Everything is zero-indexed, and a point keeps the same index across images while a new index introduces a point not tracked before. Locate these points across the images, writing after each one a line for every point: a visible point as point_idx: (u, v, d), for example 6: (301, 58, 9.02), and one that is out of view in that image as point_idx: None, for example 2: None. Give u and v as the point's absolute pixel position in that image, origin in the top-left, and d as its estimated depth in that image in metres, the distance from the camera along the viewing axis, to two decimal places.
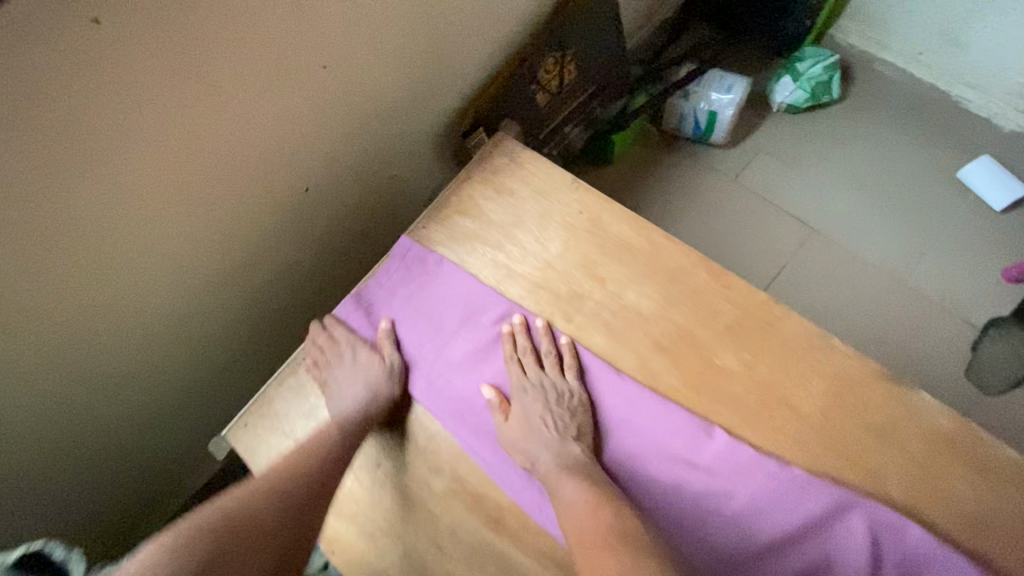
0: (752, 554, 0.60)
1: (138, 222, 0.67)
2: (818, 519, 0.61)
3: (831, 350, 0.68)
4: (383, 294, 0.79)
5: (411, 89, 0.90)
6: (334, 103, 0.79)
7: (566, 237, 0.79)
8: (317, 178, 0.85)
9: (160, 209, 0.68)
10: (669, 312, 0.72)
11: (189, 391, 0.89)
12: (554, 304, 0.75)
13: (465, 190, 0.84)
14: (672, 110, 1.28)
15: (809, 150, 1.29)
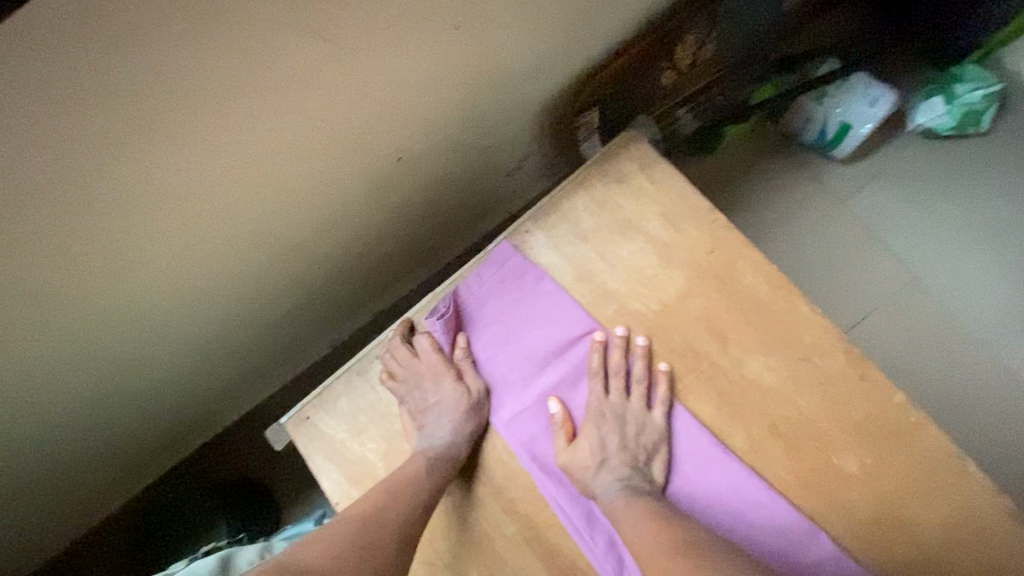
0: None
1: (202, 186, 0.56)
2: None
3: (962, 476, 0.61)
4: (475, 302, 0.71)
5: (536, 53, 0.73)
6: (450, 64, 0.64)
7: (688, 279, 0.68)
8: (410, 143, 0.73)
9: (232, 172, 0.57)
10: (791, 392, 0.64)
11: (229, 336, 0.83)
12: (663, 358, 0.67)
13: (579, 197, 0.72)
14: (796, 113, 1.11)
15: (933, 187, 1.15)
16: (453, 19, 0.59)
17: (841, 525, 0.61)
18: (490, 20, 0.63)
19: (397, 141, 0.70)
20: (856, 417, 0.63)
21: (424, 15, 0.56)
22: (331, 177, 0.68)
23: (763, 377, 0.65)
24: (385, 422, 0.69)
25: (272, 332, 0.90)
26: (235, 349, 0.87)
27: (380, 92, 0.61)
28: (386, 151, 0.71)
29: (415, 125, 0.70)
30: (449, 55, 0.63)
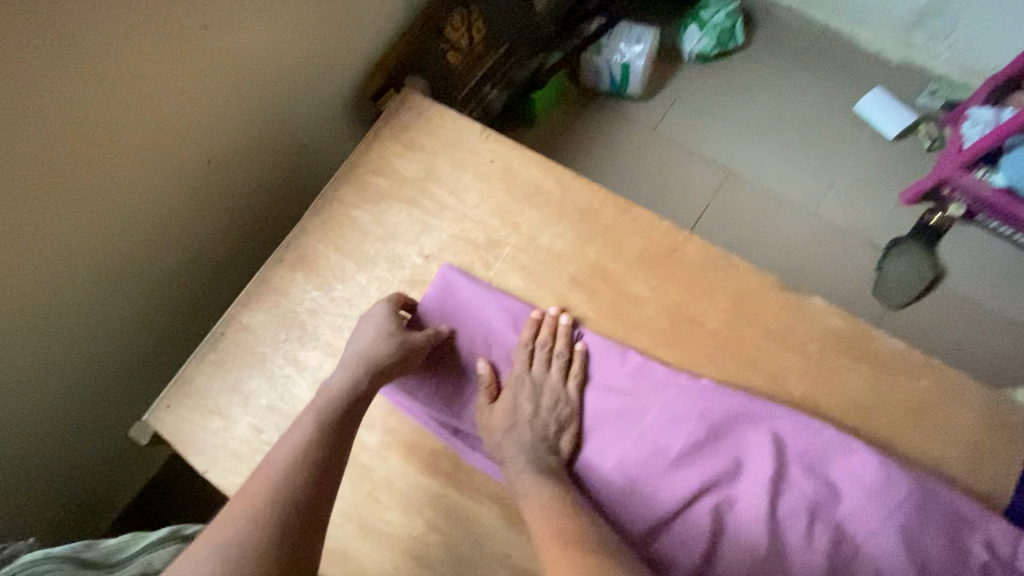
0: (668, 461, 0.63)
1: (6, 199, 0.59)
2: (725, 422, 0.64)
3: (731, 269, 0.72)
4: (299, 263, 0.78)
5: (309, 44, 0.84)
6: (225, 62, 0.73)
7: (477, 187, 0.79)
8: (217, 147, 0.79)
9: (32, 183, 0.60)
10: (580, 248, 0.75)
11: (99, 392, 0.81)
12: (471, 254, 0.76)
13: (374, 148, 0.82)
14: (587, 68, 1.29)
15: (722, 95, 1.32)
16: (209, 18, 0.68)
17: (646, 339, 0.71)
18: (246, 17, 0.73)
19: (203, 146, 0.76)
20: (635, 252, 0.75)
21: (186, 22, 0.66)
22: (144, 190, 0.72)
23: (556, 244, 0.76)
24: (241, 390, 0.74)
25: (148, 387, 0.87)
26: (106, 414, 0.83)
27: (161, 96, 0.68)
28: (194, 156, 0.76)
29: (215, 127, 0.77)
30: (222, 53, 0.72)
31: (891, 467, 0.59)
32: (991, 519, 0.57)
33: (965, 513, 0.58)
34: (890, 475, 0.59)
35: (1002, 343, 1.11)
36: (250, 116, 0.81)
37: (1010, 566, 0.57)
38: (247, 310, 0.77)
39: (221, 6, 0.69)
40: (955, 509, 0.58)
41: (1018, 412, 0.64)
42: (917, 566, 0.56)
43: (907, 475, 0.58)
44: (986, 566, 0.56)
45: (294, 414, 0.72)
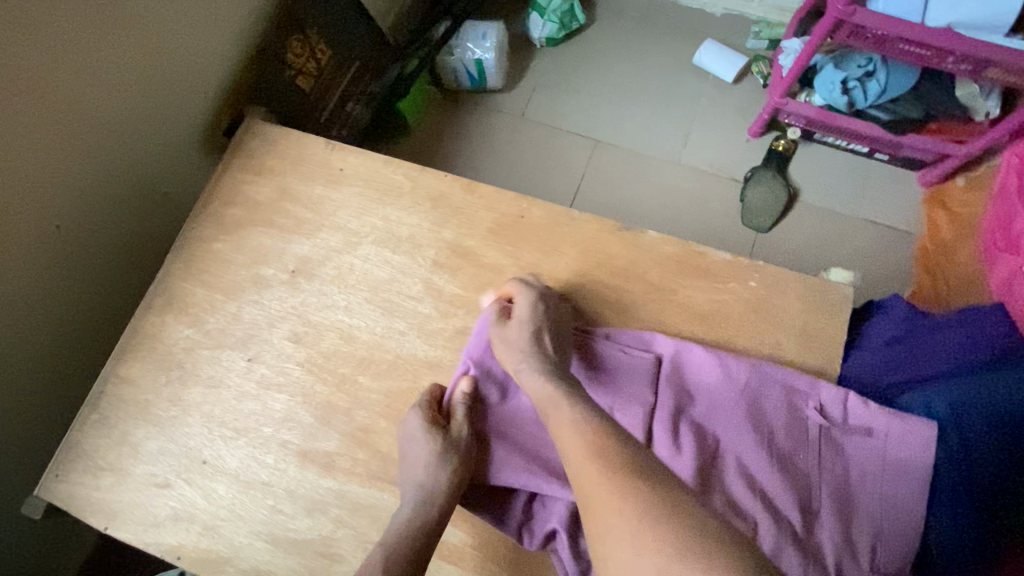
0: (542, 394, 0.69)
1: None
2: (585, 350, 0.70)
3: (573, 222, 0.78)
4: (169, 305, 0.79)
5: (136, 92, 0.85)
6: (41, 125, 0.73)
7: (331, 196, 0.82)
8: (63, 211, 0.78)
9: None
10: (437, 232, 0.79)
11: None
12: (335, 259, 0.79)
13: (225, 182, 0.85)
14: (446, 70, 1.35)
15: (577, 71, 1.41)
16: (19, 85, 0.69)
17: None
18: (57, 78, 0.73)
19: (43, 212, 0.75)
20: (487, 225, 0.79)
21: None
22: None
23: (413, 234, 0.80)
24: (130, 442, 0.73)
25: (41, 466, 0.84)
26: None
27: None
28: (36, 224, 0.74)
29: (52, 190, 0.76)
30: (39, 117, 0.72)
31: (729, 359, 0.66)
32: (821, 386, 0.65)
33: (799, 386, 0.65)
34: (728, 366, 0.66)
35: (858, 241, 1.24)
36: (91, 175, 0.81)
37: (844, 422, 0.64)
38: (123, 363, 0.77)
39: (20, 69, 0.68)
40: (790, 384, 0.65)
41: (834, 287, 0.72)
42: (765, 440, 0.63)
43: (744, 363, 0.66)
44: (822, 427, 0.64)
45: (187, 452, 0.72)
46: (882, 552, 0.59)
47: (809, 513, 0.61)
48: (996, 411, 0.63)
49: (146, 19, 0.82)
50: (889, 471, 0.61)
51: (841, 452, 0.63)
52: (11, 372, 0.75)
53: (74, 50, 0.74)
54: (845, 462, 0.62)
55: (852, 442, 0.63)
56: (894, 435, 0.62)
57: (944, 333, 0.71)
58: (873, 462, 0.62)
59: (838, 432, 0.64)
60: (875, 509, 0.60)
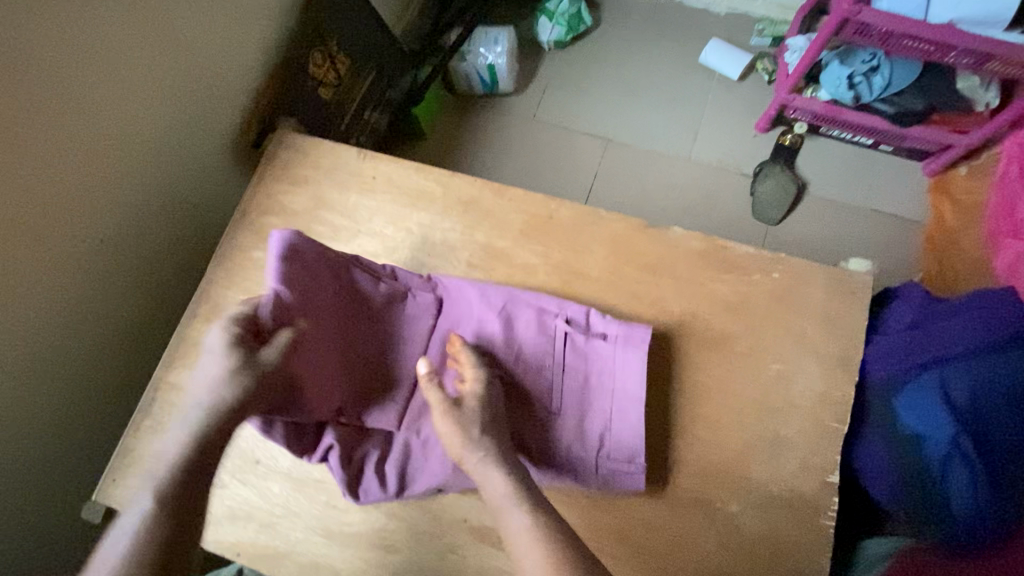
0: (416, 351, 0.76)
1: None
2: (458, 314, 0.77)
3: (602, 221, 0.82)
4: (214, 311, 0.82)
5: (167, 105, 0.87)
6: (86, 142, 0.76)
7: (365, 203, 0.85)
8: (104, 223, 0.80)
9: None
10: (470, 234, 0.83)
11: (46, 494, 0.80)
12: (374, 264, 0.82)
13: (261, 192, 0.88)
14: (458, 75, 1.38)
15: (586, 73, 1.44)
16: (67, 104, 0.72)
17: None
18: (99, 97, 0.76)
19: (83, 225, 0.77)
20: (519, 227, 0.83)
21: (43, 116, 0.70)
22: (44, 282, 0.73)
23: (448, 238, 0.83)
24: None
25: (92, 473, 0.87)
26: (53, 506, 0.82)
27: (21, 190, 0.69)
28: (78, 237, 0.77)
29: (92, 203, 0.78)
30: (86, 136, 0.76)
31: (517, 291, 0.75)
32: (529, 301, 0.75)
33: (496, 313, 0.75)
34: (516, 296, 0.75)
35: (866, 231, 1.27)
36: (132, 189, 0.84)
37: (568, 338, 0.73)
38: (174, 370, 0.80)
39: (56, 86, 0.71)
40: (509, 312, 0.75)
41: (854, 276, 0.76)
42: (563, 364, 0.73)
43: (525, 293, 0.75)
44: (567, 336, 0.73)
45: (240, 453, 0.75)
46: (609, 442, 0.70)
47: (552, 415, 0.72)
48: (1009, 387, 0.68)
49: (179, 37, 0.86)
50: (610, 376, 0.72)
51: (583, 357, 0.73)
52: (66, 381, 0.78)
53: (115, 71, 0.77)
54: (573, 371, 0.73)
55: (570, 357, 0.73)
56: (620, 339, 0.72)
57: (968, 314, 0.74)
58: (589, 371, 0.72)
59: (580, 341, 0.73)
60: (606, 407, 0.71)
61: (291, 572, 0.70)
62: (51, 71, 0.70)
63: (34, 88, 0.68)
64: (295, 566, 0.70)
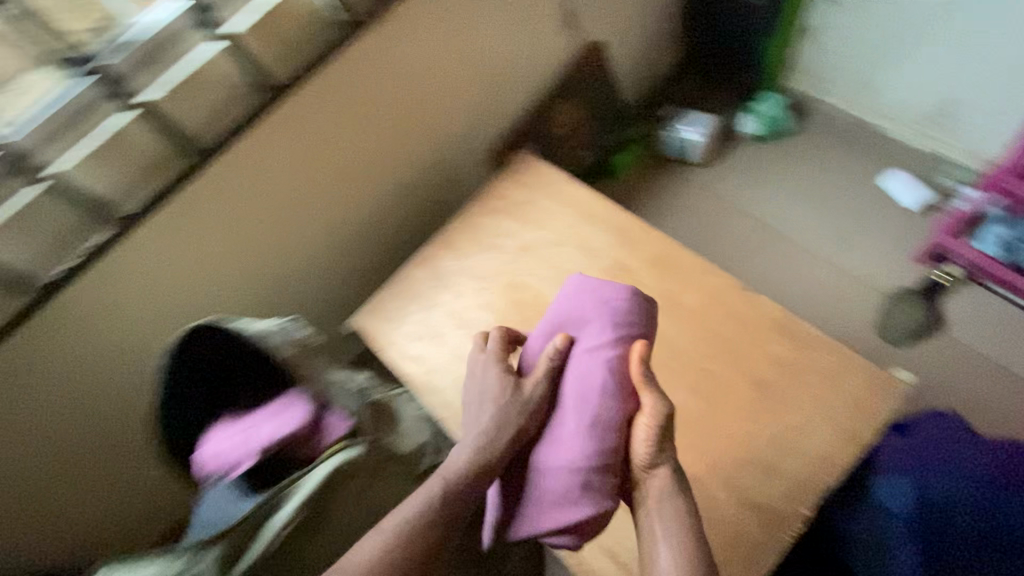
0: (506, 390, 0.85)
1: (325, 186, 1.23)
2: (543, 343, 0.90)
3: (710, 274, 1.11)
4: (446, 243, 1.33)
5: (471, 117, 1.40)
6: (430, 128, 1.32)
7: (558, 210, 1.29)
8: (413, 174, 1.37)
9: (335, 180, 1.24)
10: (616, 251, 1.20)
11: (325, 309, 1.39)
12: (548, 248, 1.25)
13: (500, 183, 1.37)
14: (661, 140, 1.75)
15: (769, 166, 1.68)
16: (429, 107, 1.29)
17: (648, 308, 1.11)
18: (444, 106, 1.32)
19: (406, 172, 1.35)
20: (651, 258, 1.17)
21: (418, 111, 1.27)
22: (376, 191, 1.32)
23: (600, 248, 1.21)
24: (404, 310, 1.27)
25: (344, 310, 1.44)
26: (324, 318, 1.40)
27: (390, 142, 1.27)
28: (401, 176, 1.34)
29: (414, 160, 1.35)
30: (429, 125, 1.32)
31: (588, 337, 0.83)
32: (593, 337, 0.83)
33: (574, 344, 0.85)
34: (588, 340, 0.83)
35: (988, 384, 1.32)
36: (435, 160, 1.39)
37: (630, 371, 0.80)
38: (415, 268, 1.31)
39: (428, 96, 1.27)
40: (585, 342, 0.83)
41: (893, 381, 0.97)
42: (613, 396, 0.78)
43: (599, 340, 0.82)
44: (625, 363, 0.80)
45: (432, 327, 1.23)
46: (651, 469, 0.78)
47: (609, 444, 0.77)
48: (978, 508, 0.92)
49: (494, 81, 1.39)
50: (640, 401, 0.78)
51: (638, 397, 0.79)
52: (356, 247, 1.37)
53: (458, 94, 1.33)
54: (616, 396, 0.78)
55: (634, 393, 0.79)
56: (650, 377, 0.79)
57: (970, 449, 0.99)
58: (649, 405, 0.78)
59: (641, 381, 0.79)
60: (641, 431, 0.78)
61: (433, 403, 1.15)
62: (429, 88, 1.26)
63: (418, 95, 1.25)
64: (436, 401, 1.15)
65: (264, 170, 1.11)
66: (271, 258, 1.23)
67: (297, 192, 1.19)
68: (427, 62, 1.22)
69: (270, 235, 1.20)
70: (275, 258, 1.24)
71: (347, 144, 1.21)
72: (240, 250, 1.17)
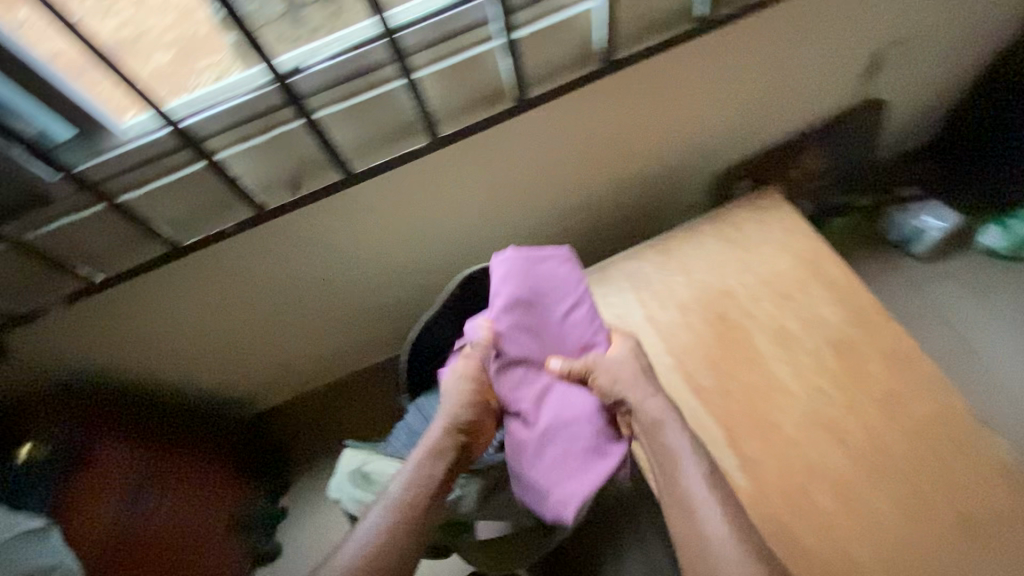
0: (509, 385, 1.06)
1: (584, 151, 1.27)
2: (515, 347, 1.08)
3: (942, 390, 1.08)
4: (664, 250, 1.33)
5: (729, 133, 1.39)
6: (690, 129, 1.34)
7: (791, 262, 1.26)
8: (652, 167, 1.38)
9: (594, 149, 1.27)
10: (845, 327, 1.16)
11: None
12: (771, 295, 1.23)
13: (735, 212, 1.35)
14: (887, 220, 1.64)
15: (996, 290, 1.56)
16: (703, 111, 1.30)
17: (865, 398, 1.09)
18: (715, 114, 1.32)
19: (649, 161, 1.37)
20: (881, 349, 1.13)
21: (694, 111, 1.29)
22: (617, 170, 1.35)
23: (828, 317, 1.18)
24: (604, 297, 1.30)
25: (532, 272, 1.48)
26: None
27: (654, 130, 1.30)
28: (643, 164, 1.36)
29: (662, 153, 1.36)
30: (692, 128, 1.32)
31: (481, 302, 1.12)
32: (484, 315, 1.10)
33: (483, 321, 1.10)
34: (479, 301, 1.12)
35: None
36: (676, 161, 1.40)
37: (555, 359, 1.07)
38: (626, 262, 1.33)
39: (708, 100, 1.28)
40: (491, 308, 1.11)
41: None
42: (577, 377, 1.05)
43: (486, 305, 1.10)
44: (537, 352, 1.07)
45: (624, 322, 1.25)
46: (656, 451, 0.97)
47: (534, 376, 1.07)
48: None
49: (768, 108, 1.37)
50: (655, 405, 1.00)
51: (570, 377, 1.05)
52: (571, 214, 1.42)
53: (732, 107, 1.33)
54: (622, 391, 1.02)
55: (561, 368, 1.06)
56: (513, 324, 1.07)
57: None
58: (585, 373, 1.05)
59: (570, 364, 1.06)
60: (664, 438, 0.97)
61: None
62: (714, 93, 1.27)
63: (702, 96, 1.27)
64: None
65: (550, 121, 1.17)
66: (507, 198, 1.30)
67: (562, 147, 1.24)
68: (727, 68, 1.23)
69: (520, 178, 1.26)
70: (511, 199, 1.30)
71: (624, 120, 1.24)
72: (491, 182, 1.24)
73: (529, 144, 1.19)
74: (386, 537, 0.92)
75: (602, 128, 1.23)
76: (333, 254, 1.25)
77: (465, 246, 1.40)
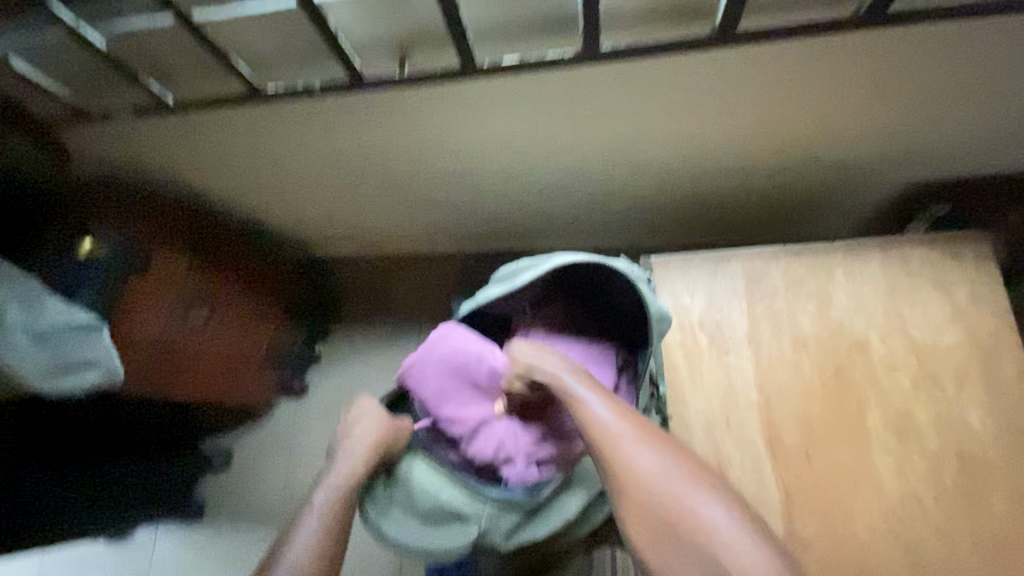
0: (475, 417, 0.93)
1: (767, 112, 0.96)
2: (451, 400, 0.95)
3: None
4: (805, 263, 1.08)
5: (962, 147, 1.03)
6: (917, 128, 0.99)
7: (958, 339, 0.99)
8: (838, 157, 1.07)
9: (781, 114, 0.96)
10: (988, 442, 0.93)
11: None
12: (912, 368, 0.99)
13: (916, 249, 1.05)
14: None
15: None
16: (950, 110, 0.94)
17: (971, 530, 0.90)
18: (963, 116, 0.96)
19: (839, 150, 1.05)
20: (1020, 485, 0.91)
21: (939, 104, 0.94)
22: (793, 148, 1.05)
23: (972, 422, 0.95)
24: (709, 294, 1.09)
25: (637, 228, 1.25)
26: None
27: (870, 115, 0.96)
28: (829, 151, 1.05)
29: (860, 145, 1.03)
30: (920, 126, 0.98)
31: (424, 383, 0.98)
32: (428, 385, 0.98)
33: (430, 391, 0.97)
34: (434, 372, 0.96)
35: None
36: (873, 159, 1.07)
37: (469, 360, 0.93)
38: (753, 261, 1.09)
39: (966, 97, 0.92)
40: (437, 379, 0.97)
41: None
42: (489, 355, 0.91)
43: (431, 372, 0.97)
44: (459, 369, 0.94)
45: (722, 331, 1.06)
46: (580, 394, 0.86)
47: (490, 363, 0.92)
48: None
49: None
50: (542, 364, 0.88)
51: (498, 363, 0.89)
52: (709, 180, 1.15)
53: (992, 115, 0.96)
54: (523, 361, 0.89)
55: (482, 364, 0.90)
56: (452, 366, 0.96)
57: None
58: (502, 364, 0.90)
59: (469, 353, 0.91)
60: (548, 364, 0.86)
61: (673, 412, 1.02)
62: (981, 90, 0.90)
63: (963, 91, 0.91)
64: (678, 413, 1.02)
65: (745, 63, 0.87)
66: (644, 139, 1.04)
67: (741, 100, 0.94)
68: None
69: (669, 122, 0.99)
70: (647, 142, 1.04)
71: (841, 89, 0.91)
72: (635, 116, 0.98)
73: (699, 86, 0.91)
74: (325, 534, 0.79)
75: (802, 91, 0.92)
76: (426, 139, 1.08)
77: (574, 176, 1.18)
